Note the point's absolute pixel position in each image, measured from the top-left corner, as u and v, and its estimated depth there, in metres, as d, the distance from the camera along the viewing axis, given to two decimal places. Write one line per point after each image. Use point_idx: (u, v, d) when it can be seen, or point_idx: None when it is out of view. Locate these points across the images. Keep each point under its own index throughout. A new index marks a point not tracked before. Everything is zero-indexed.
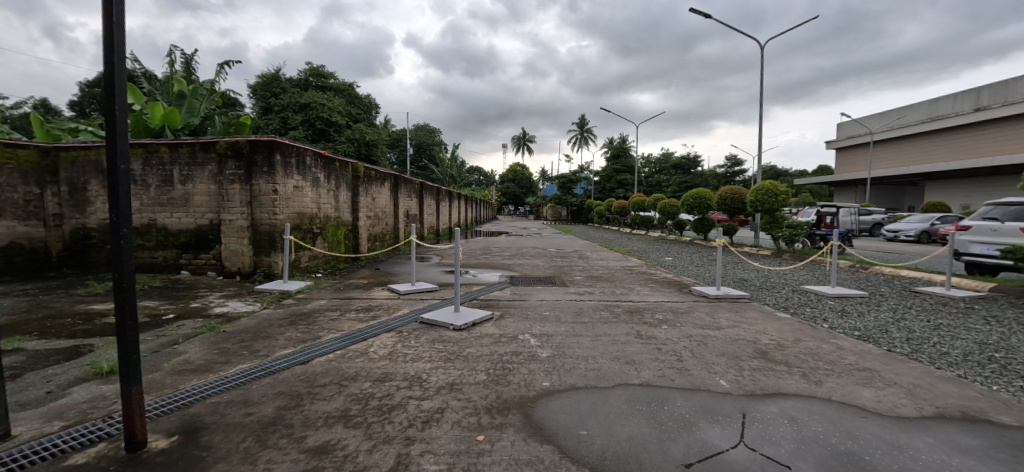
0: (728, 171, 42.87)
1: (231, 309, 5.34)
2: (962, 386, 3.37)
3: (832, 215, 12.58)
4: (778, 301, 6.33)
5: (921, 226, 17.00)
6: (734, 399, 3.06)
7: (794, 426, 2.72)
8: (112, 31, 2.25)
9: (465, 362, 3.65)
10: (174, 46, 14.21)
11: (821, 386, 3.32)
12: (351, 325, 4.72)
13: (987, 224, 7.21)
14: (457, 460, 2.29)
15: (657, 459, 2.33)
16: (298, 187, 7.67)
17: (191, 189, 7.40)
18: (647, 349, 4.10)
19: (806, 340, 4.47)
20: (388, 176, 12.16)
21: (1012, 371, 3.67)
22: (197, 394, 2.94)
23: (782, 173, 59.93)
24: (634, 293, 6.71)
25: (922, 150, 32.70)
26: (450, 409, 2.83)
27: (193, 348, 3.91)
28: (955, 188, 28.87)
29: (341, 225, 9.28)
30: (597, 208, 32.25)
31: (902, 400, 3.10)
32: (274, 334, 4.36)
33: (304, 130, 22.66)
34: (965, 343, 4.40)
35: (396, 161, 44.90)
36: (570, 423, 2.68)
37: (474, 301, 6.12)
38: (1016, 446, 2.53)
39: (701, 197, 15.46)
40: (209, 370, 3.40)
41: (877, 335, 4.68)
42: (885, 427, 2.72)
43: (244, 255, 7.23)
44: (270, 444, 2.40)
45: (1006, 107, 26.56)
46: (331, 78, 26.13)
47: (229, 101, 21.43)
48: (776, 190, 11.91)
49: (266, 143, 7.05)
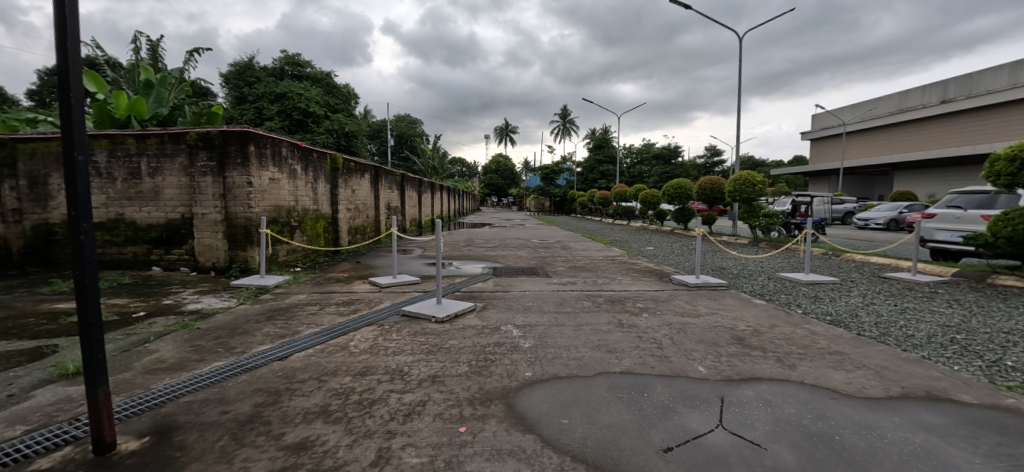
0: (706, 162, 43.70)
1: (206, 306, 5.21)
2: (927, 367, 3.52)
3: (807, 204, 12.92)
4: (755, 289, 6.46)
5: (890, 214, 17.62)
6: (711, 385, 3.14)
7: (769, 409, 2.80)
8: (63, 12, 2.11)
9: (447, 354, 3.64)
10: (138, 32, 13.71)
11: (794, 370, 3.42)
12: (330, 319, 4.64)
13: (952, 212, 7.52)
14: (438, 452, 2.28)
15: (637, 445, 2.36)
16: (274, 179, 7.47)
17: (160, 182, 7.14)
18: (628, 337, 4.15)
19: (781, 326, 4.60)
20: (369, 168, 12.00)
21: (972, 351, 3.84)
22: (169, 394, 2.86)
23: (759, 163, 61.22)
24: (616, 283, 6.79)
25: (891, 141, 33.84)
26: (433, 401, 2.82)
27: (165, 346, 3.80)
28: (922, 177, 29.97)
29: (320, 218, 9.10)
30: (580, 198, 32.47)
31: (870, 382, 3.21)
32: (251, 330, 4.27)
33: (281, 120, 22.05)
34: (930, 326, 4.59)
35: (378, 152, 44.58)
36: (551, 412, 2.70)
37: (456, 293, 6.09)
38: (974, 423, 2.65)
39: (683, 187, 15.67)
40: (182, 368, 3.31)
41: (848, 319, 4.85)
42: (854, 408, 2.83)
43: (219, 250, 7.03)
44: (247, 442, 2.35)
45: (971, 99, 27.66)
46: (308, 67, 25.53)
47: (201, 90, 20.84)
48: (754, 179, 12.07)
49: (239, 133, 6.84)
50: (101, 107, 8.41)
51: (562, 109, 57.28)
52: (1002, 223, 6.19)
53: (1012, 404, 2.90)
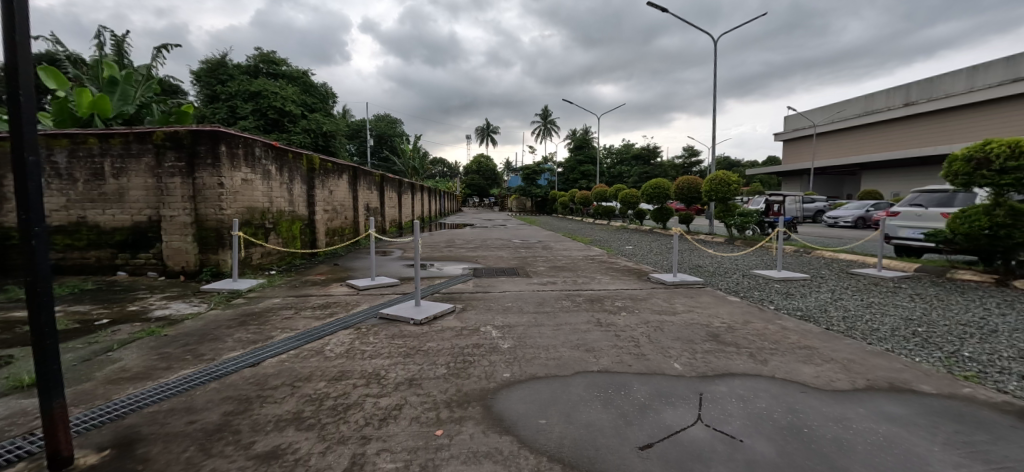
0: (684, 163, 44.53)
1: (174, 311, 5.03)
2: (890, 359, 3.65)
3: (780, 203, 13.30)
4: (730, 286, 6.61)
5: (858, 212, 18.25)
6: (687, 381, 3.19)
7: (741, 404, 2.86)
8: (10, 3, 1.99)
9: (425, 356, 3.61)
10: (101, 27, 13.16)
11: (766, 365, 3.50)
12: (305, 324, 4.54)
13: (914, 210, 7.84)
14: (414, 457, 2.25)
15: (614, 444, 2.38)
16: (247, 180, 7.27)
17: (125, 183, 6.87)
18: (606, 336, 4.19)
19: (754, 322, 4.72)
20: (347, 168, 11.80)
21: (932, 343, 4.01)
22: (133, 404, 2.75)
23: (734, 164, 62.70)
24: (596, 282, 6.85)
25: (859, 141, 35.12)
26: (409, 405, 2.78)
27: (129, 354, 3.66)
28: (887, 177, 31.18)
29: (296, 220, 8.91)
30: (561, 199, 32.66)
31: (837, 375, 3.32)
32: (222, 336, 4.15)
33: (255, 120, 21.50)
34: (894, 319, 4.78)
35: (356, 152, 43.93)
36: (529, 412, 2.70)
37: (435, 294, 6.04)
38: (934, 413, 2.76)
39: (661, 187, 15.92)
40: (148, 377, 3.18)
41: (817, 314, 5.01)
42: (822, 400, 2.91)
43: (189, 253, 6.80)
44: (214, 453, 2.27)
45: (932, 102, 28.95)
46: (283, 65, 24.95)
47: (170, 88, 20.14)
48: (729, 179, 12.34)
49: (209, 133, 6.64)
50: (61, 104, 8.03)
51: (543, 110, 57.53)
52: (960, 220, 6.48)
53: (969, 393, 3.04)
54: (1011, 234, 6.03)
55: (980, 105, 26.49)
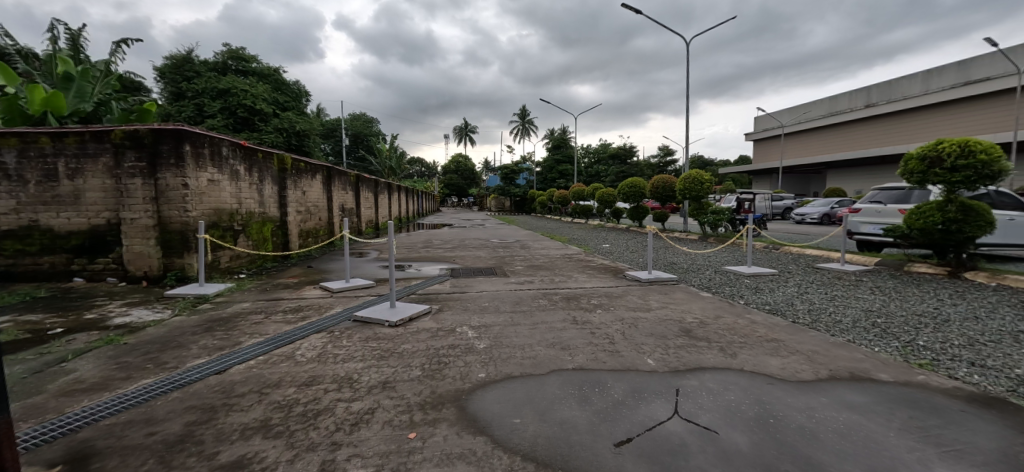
0: (659, 162, 45.34)
1: (136, 318, 4.82)
2: (851, 350, 3.81)
3: (750, 201, 13.69)
4: (703, 282, 6.77)
5: (824, 209, 18.97)
6: (659, 377, 3.25)
7: (711, 397, 2.94)
8: None
9: (400, 358, 3.56)
10: (55, 20, 12.48)
11: (735, 358, 3.60)
12: (276, 328, 4.42)
13: (874, 207, 8.22)
14: (386, 461, 2.22)
15: (588, 441, 2.40)
16: (213, 181, 7.02)
17: (81, 185, 6.54)
18: (582, 334, 4.23)
19: (725, 316, 4.84)
20: (320, 168, 11.54)
21: (890, 334, 4.20)
22: (88, 417, 2.62)
23: (707, 163, 64.21)
24: (573, 281, 6.91)
25: (824, 141, 36.50)
26: (382, 408, 2.74)
27: (85, 365, 3.48)
28: (850, 175, 32.50)
29: (266, 221, 8.66)
30: (539, 198, 32.77)
31: (802, 366, 3.43)
32: (186, 343, 3.99)
33: (224, 118, 20.80)
34: (856, 311, 4.98)
35: (331, 151, 43.07)
36: (504, 412, 2.69)
37: (411, 295, 5.96)
38: (890, 400, 2.89)
39: (637, 186, 16.17)
40: (104, 388, 3.04)
41: (784, 308, 5.18)
42: (787, 391, 3.01)
43: (151, 257, 6.52)
44: (175, 465, 2.19)
45: (892, 104, 30.32)
46: (253, 62, 24.23)
47: (131, 85, 19.28)
48: (702, 177, 12.63)
49: (172, 132, 6.38)
50: (10, 101, 7.57)
51: (521, 109, 57.63)
52: (915, 215, 6.81)
53: (923, 380, 3.20)
54: (962, 228, 6.38)
55: (935, 106, 28.08)
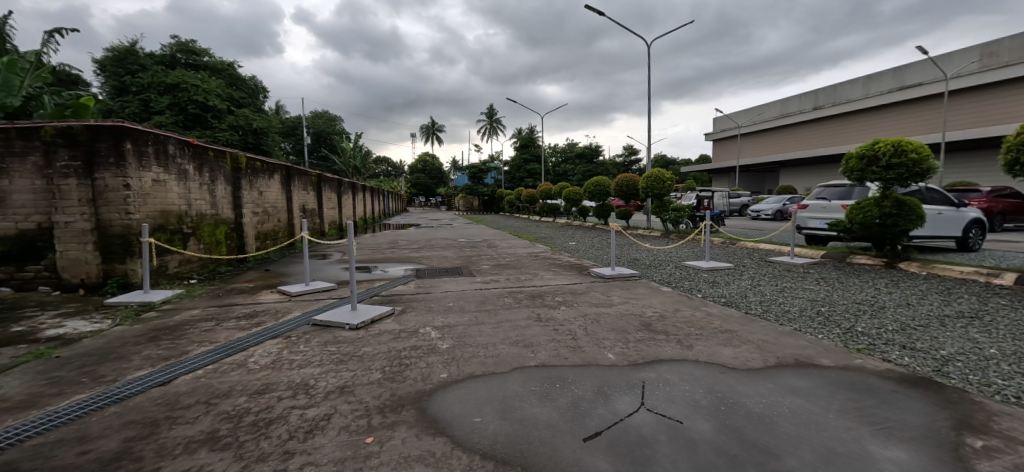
0: (624, 161, 46.36)
1: (71, 329, 4.49)
2: (797, 338, 4.02)
3: (709, 198, 14.21)
4: (663, 277, 6.98)
5: (776, 206, 19.95)
6: (619, 370, 3.32)
7: (668, 387, 3.03)
8: None
9: (360, 362, 3.48)
10: None
11: (691, 350, 3.73)
12: (228, 335, 4.22)
13: (820, 203, 8.74)
14: (340, 468, 2.16)
15: (548, 436, 2.43)
16: (159, 181, 6.63)
17: (7, 186, 6.02)
18: (545, 331, 4.26)
19: (683, 310, 5.01)
20: (279, 168, 11.10)
21: (832, 321, 4.47)
22: (10, 438, 2.41)
23: (669, 162, 66.16)
24: (538, 279, 6.96)
25: (776, 141, 38.40)
26: (339, 413, 2.67)
27: (9, 381, 3.21)
28: (800, 173, 34.33)
29: (219, 223, 8.26)
30: (507, 198, 32.80)
31: (752, 355, 3.60)
32: (128, 354, 3.75)
33: (173, 115, 19.66)
34: (802, 301, 5.27)
35: (291, 150, 41.53)
36: (465, 412, 2.68)
37: (374, 297, 5.83)
38: (830, 383, 3.07)
39: (601, 184, 16.47)
40: (32, 406, 2.81)
41: (738, 300, 5.42)
42: (739, 379, 3.15)
43: (89, 264, 6.08)
44: None
45: (836, 106, 32.23)
46: (205, 56, 23.04)
47: (67, 78, 17.90)
48: (663, 176, 12.99)
49: (111, 129, 5.97)
50: None
51: (488, 109, 57.51)
52: (855, 210, 7.27)
53: (859, 364, 3.42)
54: (896, 222, 6.86)
55: (874, 108, 30.08)
